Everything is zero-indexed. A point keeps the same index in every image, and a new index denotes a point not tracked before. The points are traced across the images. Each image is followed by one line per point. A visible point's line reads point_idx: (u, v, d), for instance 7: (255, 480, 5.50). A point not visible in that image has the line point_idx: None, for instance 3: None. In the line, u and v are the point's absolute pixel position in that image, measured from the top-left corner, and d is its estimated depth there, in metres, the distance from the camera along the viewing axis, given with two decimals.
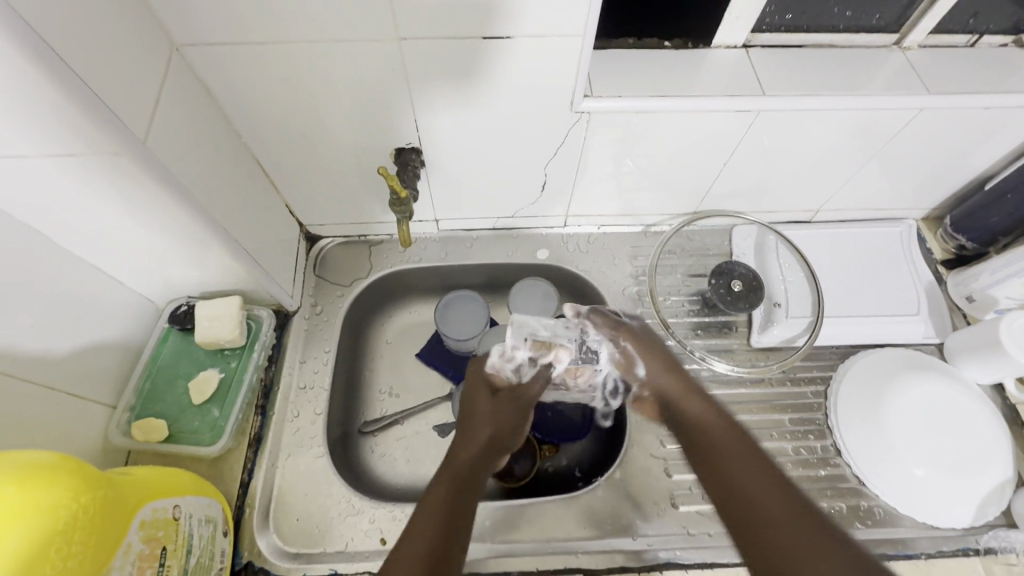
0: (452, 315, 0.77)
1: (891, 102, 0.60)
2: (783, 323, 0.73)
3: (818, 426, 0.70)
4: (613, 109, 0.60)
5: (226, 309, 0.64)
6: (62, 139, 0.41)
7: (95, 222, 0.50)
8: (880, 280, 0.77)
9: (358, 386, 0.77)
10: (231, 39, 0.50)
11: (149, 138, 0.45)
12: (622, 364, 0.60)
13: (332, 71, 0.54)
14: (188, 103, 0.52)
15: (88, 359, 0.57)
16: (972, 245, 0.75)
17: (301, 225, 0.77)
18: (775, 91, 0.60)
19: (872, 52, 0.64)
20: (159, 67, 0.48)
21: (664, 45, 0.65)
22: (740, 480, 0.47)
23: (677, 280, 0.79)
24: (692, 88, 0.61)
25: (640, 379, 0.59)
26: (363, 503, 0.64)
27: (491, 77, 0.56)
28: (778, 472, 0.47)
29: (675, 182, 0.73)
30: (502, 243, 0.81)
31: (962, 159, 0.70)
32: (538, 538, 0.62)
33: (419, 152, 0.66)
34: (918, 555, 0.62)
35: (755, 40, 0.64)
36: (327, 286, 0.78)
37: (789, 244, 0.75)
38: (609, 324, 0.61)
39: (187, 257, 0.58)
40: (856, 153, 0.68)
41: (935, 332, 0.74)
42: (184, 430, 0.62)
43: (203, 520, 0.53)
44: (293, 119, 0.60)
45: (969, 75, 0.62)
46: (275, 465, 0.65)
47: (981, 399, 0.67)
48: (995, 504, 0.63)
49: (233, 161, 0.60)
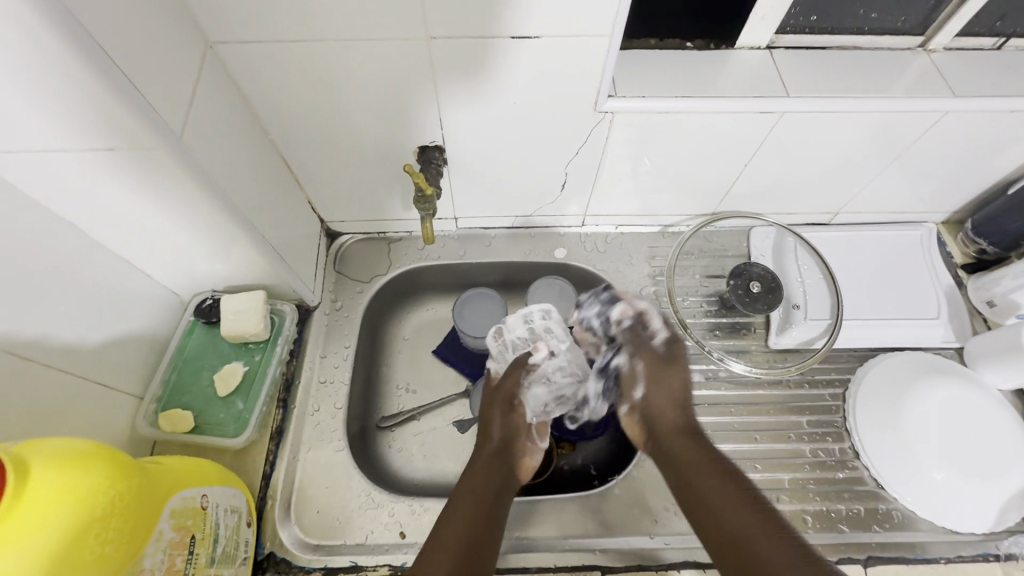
0: (470, 313, 0.78)
1: (916, 105, 0.60)
2: (802, 325, 0.73)
3: (835, 429, 0.70)
4: (636, 109, 0.60)
5: (250, 304, 0.65)
6: (102, 132, 0.42)
7: (128, 216, 0.51)
8: (900, 283, 0.77)
9: (376, 381, 0.78)
10: (263, 37, 0.51)
11: (183, 133, 0.46)
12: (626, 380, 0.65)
13: (361, 69, 0.55)
14: (219, 99, 0.53)
15: (117, 350, 0.58)
16: (994, 250, 0.75)
17: (322, 221, 0.78)
18: (799, 92, 0.60)
19: (896, 55, 0.64)
20: (194, 64, 0.49)
21: (687, 45, 0.65)
22: (713, 503, 0.54)
23: (695, 281, 0.80)
24: (716, 88, 0.61)
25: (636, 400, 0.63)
26: (382, 497, 0.64)
27: (517, 76, 0.57)
28: (743, 493, 0.54)
29: (696, 183, 0.73)
30: (520, 242, 0.82)
31: (986, 163, 0.69)
32: (556, 534, 0.62)
33: (442, 150, 0.66)
34: (937, 559, 0.62)
35: (778, 42, 0.65)
36: (346, 282, 0.78)
37: (808, 246, 0.75)
38: (631, 340, 0.66)
39: (215, 252, 0.59)
40: (878, 155, 0.68)
41: (955, 337, 0.74)
42: (209, 421, 0.63)
43: (229, 510, 0.54)
44: (320, 116, 0.61)
45: (996, 78, 0.62)
46: (296, 457, 0.66)
47: (1001, 403, 0.66)
48: (1017, 510, 0.62)
49: (261, 157, 0.60)
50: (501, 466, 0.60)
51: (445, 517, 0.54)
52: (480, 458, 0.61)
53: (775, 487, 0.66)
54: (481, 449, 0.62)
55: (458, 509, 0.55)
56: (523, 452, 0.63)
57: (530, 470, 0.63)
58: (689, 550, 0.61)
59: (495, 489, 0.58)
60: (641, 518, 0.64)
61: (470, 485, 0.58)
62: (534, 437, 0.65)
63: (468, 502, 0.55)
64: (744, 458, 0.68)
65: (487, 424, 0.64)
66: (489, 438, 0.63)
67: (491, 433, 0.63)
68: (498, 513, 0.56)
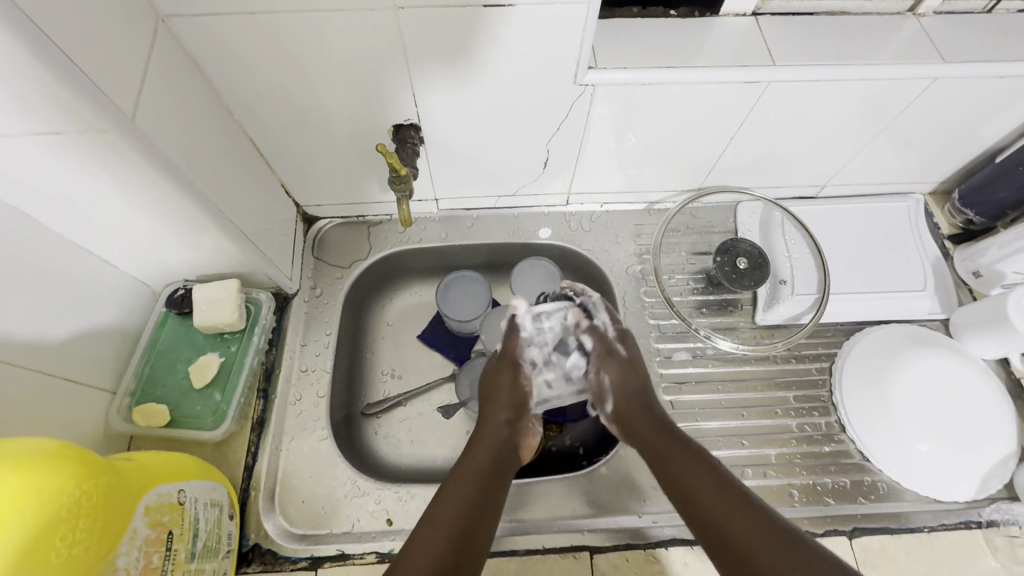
0: (453, 296, 0.76)
1: (904, 71, 0.58)
2: (789, 301, 0.72)
3: (822, 403, 0.70)
4: (617, 81, 0.58)
5: (224, 293, 0.63)
6: (44, 116, 0.39)
7: (84, 205, 0.48)
8: (887, 255, 0.76)
9: (360, 368, 0.77)
10: (216, 9, 0.48)
11: (137, 114, 0.44)
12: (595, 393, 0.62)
13: (326, 42, 0.52)
14: (176, 78, 0.50)
15: (86, 344, 0.56)
16: (981, 220, 0.75)
17: (298, 206, 0.76)
18: (786, 61, 0.58)
19: (884, 20, 0.62)
20: (143, 40, 0.46)
21: (669, 14, 0.63)
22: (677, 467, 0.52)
23: (681, 258, 0.78)
24: (699, 57, 0.59)
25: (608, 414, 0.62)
26: (368, 485, 0.64)
27: (491, 49, 0.54)
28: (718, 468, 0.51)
29: (681, 158, 0.71)
30: (503, 222, 0.80)
31: (973, 132, 0.68)
32: (544, 516, 0.62)
33: (418, 129, 0.64)
34: (921, 528, 0.62)
35: (764, 8, 0.62)
36: (326, 268, 0.76)
37: (795, 220, 0.74)
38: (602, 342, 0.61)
39: (183, 240, 0.57)
40: (865, 125, 0.66)
41: (941, 308, 0.74)
42: (185, 414, 0.61)
43: (208, 503, 0.53)
44: (288, 94, 0.58)
45: (987, 43, 0.60)
46: (279, 448, 0.65)
47: (985, 374, 0.66)
48: (999, 478, 0.63)
49: (226, 138, 0.58)
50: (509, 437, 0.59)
51: (439, 505, 0.51)
52: (484, 439, 0.57)
53: (761, 463, 0.66)
54: (494, 416, 0.60)
55: (451, 501, 0.51)
56: (528, 431, 0.62)
57: (528, 449, 0.63)
58: (677, 528, 0.61)
59: (495, 471, 0.55)
60: (629, 497, 0.63)
61: (475, 463, 0.55)
62: (537, 421, 0.65)
63: (466, 485, 0.52)
64: (732, 435, 0.68)
65: (495, 391, 0.61)
66: (499, 408, 0.60)
67: (502, 407, 0.60)
68: (495, 496, 0.53)
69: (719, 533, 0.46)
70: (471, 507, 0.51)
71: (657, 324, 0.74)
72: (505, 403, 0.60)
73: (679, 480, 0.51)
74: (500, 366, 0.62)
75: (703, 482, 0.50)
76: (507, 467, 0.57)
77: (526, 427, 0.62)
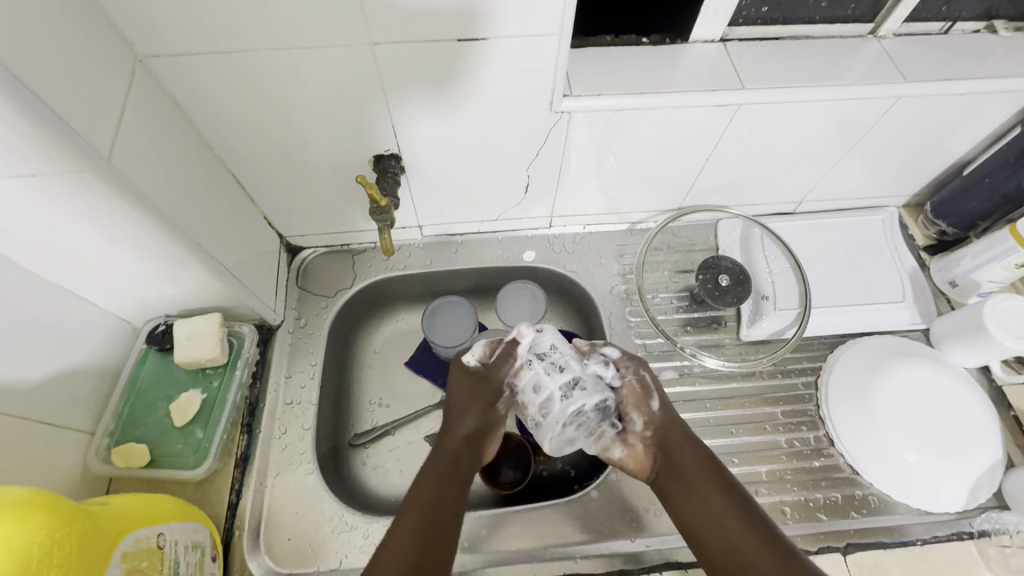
0: (440, 321, 0.76)
1: (869, 92, 0.60)
2: (772, 316, 0.73)
3: (809, 417, 0.70)
4: (593, 108, 0.59)
5: (205, 328, 0.63)
6: (19, 161, 0.39)
7: (61, 245, 0.48)
8: (866, 269, 0.77)
9: (347, 398, 0.76)
10: (195, 50, 0.49)
11: (115, 155, 0.44)
12: (636, 395, 0.56)
13: (304, 79, 0.53)
14: (155, 117, 0.50)
15: (63, 386, 0.55)
16: (954, 230, 0.76)
17: (281, 237, 0.76)
18: (754, 84, 0.60)
19: (847, 43, 0.64)
20: (121, 81, 0.46)
21: (642, 41, 0.65)
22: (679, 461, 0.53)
23: (665, 277, 0.79)
24: (672, 83, 0.60)
25: (653, 412, 0.55)
26: (356, 519, 0.62)
27: (466, 80, 0.55)
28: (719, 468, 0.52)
29: (659, 179, 0.73)
30: (488, 247, 0.80)
31: (939, 147, 0.71)
32: (536, 544, 0.61)
33: (398, 159, 0.65)
34: (914, 541, 0.62)
35: (731, 35, 0.64)
36: (310, 298, 0.76)
37: (774, 236, 0.75)
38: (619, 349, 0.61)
39: (163, 275, 0.57)
40: (837, 142, 0.68)
41: (921, 318, 0.75)
42: (167, 453, 0.60)
43: (190, 546, 0.51)
44: (269, 130, 0.59)
45: (944, 63, 0.63)
46: (263, 484, 0.63)
47: (967, 382, 0.67)
48: (987, 486, 0.63)
49: (207, 174, 0.58)
50: (478, 442, 0.55)
51: (405, 514, 0.47)
52: (454, 444, 0.54)
53: (752, 480, 0.66)
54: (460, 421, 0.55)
55: (405, 533, 0.46)
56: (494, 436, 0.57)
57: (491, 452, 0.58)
58: (671, 551, 0.60)
59: (462, 479, 0.51)
60: (621, 522, 0.63)
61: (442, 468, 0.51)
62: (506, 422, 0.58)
63: (431, 499, 0.48)
64: (722, 454, 0.67)
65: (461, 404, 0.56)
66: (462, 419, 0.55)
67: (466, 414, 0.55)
68: (461, 498, 0.50)
69: (715, 531, 0.48)
70: (437, 515, 0.47)
71: (643, 343, 0.75)
72: (471, 418, 0.55)
73: (682, 471, 0.52)
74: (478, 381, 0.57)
75: (706, 476, 0.51)
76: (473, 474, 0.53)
77: (494, 432, 0.57)
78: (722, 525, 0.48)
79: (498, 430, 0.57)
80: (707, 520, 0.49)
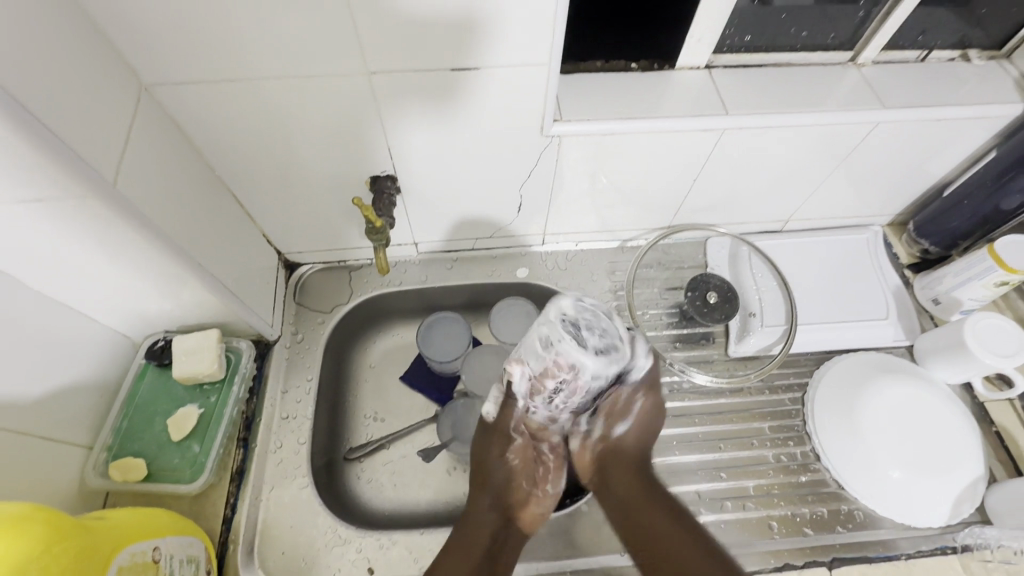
0: (435, 337, 0.77)
1: (848, 118, 0.63)
2: (760, 332, 0.74)
3: (796, 433, 0.71)
4: (582, 132, 0.61)
5: (204, 343, 0.64)
6: (28, 186, 0.41)
7: (65, 264, 0.49)
8: (852, 286, 0.79)
9: (342, 413, 0.77)
10: (198, 78, 0.51)
11: (119, 178, 0.46)
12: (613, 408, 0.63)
13: (303, 105, 0.55)
14: (158, 141, 0.52)
15: (63, 400, 0.56)
16: (936, 249, 0.78)
17: (279, 254, 0.77)
18: (737, 110, 0.62)
19: (828, 70, 0.67)
20: (127, 108, 0.48)
21: (630, 67, 0.67)
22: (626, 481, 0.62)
23: (655, 293, 0.81)
24: (659, 108, 0.63)
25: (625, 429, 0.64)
26: (349, 533, 0.63)
27: (460, 106, 0.57)
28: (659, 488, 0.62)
29: (648, 199, 0.75)
30: (482, 264, 0.82)
31: (919, 169, 0.73)
32: (527, 559, 0.62)
33: (394, 179, 0.67)
34: (898, 556, 0.63)
35: (716, 61, 0.67)
36: (307, 313, 0.77)
37: (761, 254, 0.77)
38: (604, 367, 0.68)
39: (163, 292, 0.58)
40: (820, 164, 0.70)
41: (905, 335, 0.77)
42: (164, 468, 0.61)
43: (185, 560, 0.52)
44: (269, 152, 0.60)
45: (920, 90, 0.65)
46: (258, 499, 0.64)
47: (949, 399, 0.68)
48: (970, 501, 0.64)
49: (209, 194, 0.60)
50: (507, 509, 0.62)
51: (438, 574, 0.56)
52: (484, 511, 0.61)
53: (740, 495, 0.67)
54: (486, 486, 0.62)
55: None
56: (527, 500, 0.63)
57: (535, 519, 0.62)
58: None
59: (491, 543, 0.59)
60: (611, 536, 0.63)
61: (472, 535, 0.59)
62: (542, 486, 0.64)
63: (462, 564, 0.56)
64: (710, 468, 0.69)
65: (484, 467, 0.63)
66: (484, 489, 0.62)
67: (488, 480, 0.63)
68: (490, 560, 0.57)
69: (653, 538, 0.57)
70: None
71: None
72: (493, 484, 0.62)
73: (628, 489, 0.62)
74: (490, 436, 0.63)
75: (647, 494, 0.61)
76: (505, 541, 0.60)
77: (525, 495, 0.63)
78: (659, 531, 0.57)
79: (530, 492, 0.63)
80: (645, 528, 0.58)
